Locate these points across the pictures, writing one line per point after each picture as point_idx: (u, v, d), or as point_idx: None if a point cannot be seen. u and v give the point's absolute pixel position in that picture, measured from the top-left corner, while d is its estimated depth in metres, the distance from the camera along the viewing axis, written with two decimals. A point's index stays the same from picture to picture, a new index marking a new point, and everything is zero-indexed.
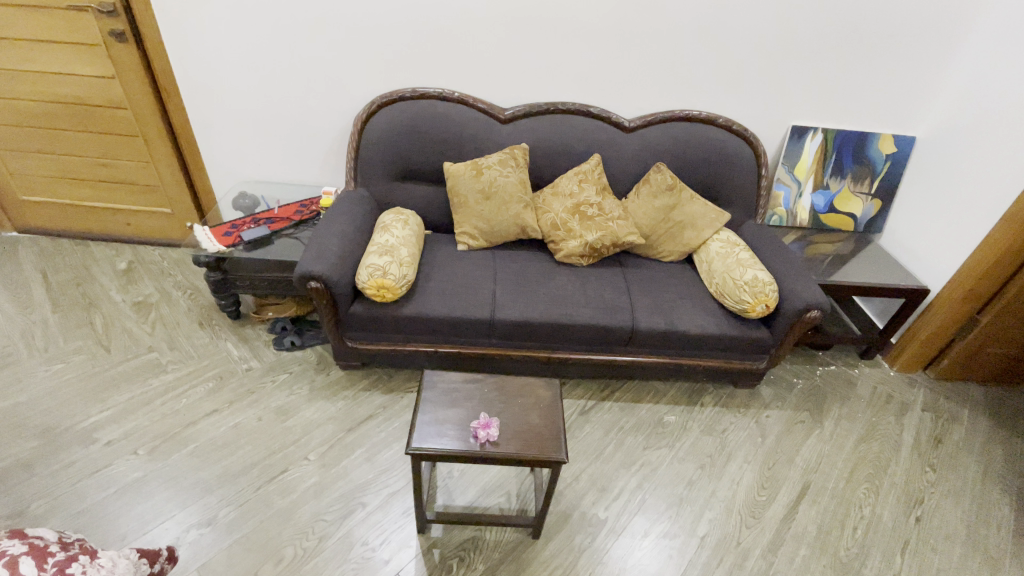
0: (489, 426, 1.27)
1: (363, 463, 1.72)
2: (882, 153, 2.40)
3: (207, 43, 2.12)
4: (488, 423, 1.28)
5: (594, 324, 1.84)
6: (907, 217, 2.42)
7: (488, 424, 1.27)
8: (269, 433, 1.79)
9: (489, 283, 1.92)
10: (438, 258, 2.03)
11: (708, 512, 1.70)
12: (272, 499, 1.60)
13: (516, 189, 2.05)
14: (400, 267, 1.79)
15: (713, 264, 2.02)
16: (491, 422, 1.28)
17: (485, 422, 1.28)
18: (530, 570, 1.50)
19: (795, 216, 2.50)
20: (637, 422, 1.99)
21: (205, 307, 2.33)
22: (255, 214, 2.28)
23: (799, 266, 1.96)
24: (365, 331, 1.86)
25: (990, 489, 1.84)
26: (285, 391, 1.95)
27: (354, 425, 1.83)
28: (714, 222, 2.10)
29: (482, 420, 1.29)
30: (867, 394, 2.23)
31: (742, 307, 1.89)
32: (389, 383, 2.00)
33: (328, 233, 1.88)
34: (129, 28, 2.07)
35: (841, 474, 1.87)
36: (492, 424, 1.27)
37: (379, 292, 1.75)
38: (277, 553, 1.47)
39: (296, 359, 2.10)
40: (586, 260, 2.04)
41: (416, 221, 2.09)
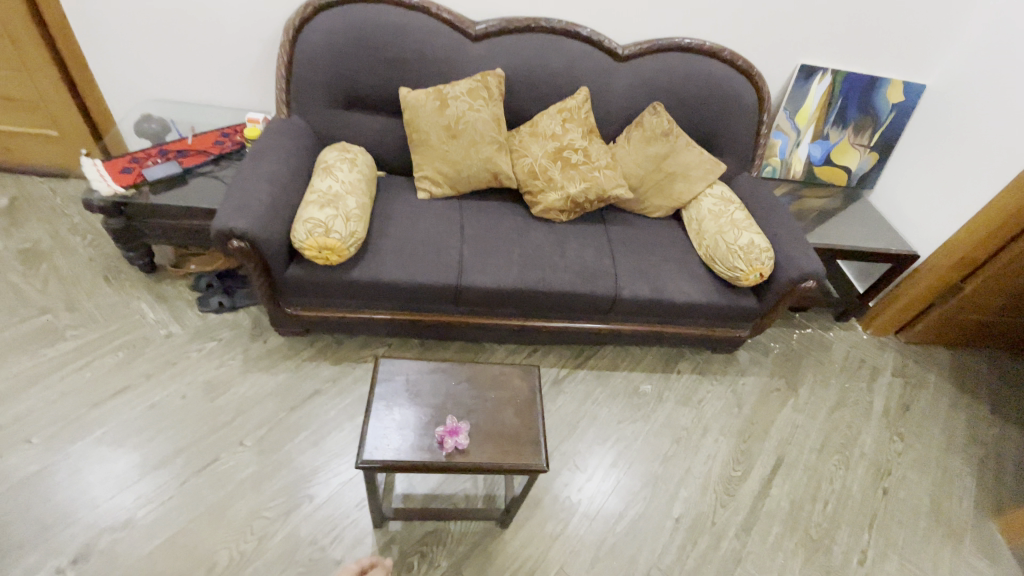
0: (458, 433, 1.08)
1: (310, 448, 1.51)
2: (889, 101, 2.18)
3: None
4: (458, 428, 1.09)
5: (574, 292, 1.63)
6: (903, 173, 2.27)
7: (456, 430, 1.08)
8: (196, 414, 1.54)
9: (455, 242, 1.64)
10: (394, 209, 1.71)
11: (683, 491, 1.64)
12: (203, 494, 1.38)
13: (488, 128, 1.72)
14: (345, 222, 1.48)
15: (705, 224, 1.81)
16: (460, 427, 1.08)
17: (451, 426, 1.09)
18: (498, 563, 1.39)
19: (789, 168, 2.29)
20: (612, 392, 1.86)
21: (111, 256, 1.94)
22: (162, 144, 1.88)
23: (796, 230, 1.79)
24: (307, 296, 1.58)
25: (952, 459, 1.86)
26: (215, 363, 1.68)
27: (298, 403, 1.60)
28: (709, 174, 1.87)
29: (447, 425, 1.10)
30: (840, 359, 2.19)
31: (734, 276, 1.71)
32: (338, 352, 1.75)
33: (257, 176, 1.52)
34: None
35: (813, 445, 1.83)
36: (462, 431, 1.08)
37: (321, 254, 1.45)
38: (210, 558, 1.28)
39: (226, 324, 1.80)
40: (567, 215, 1.78)
41: (366, 161, 1.75)
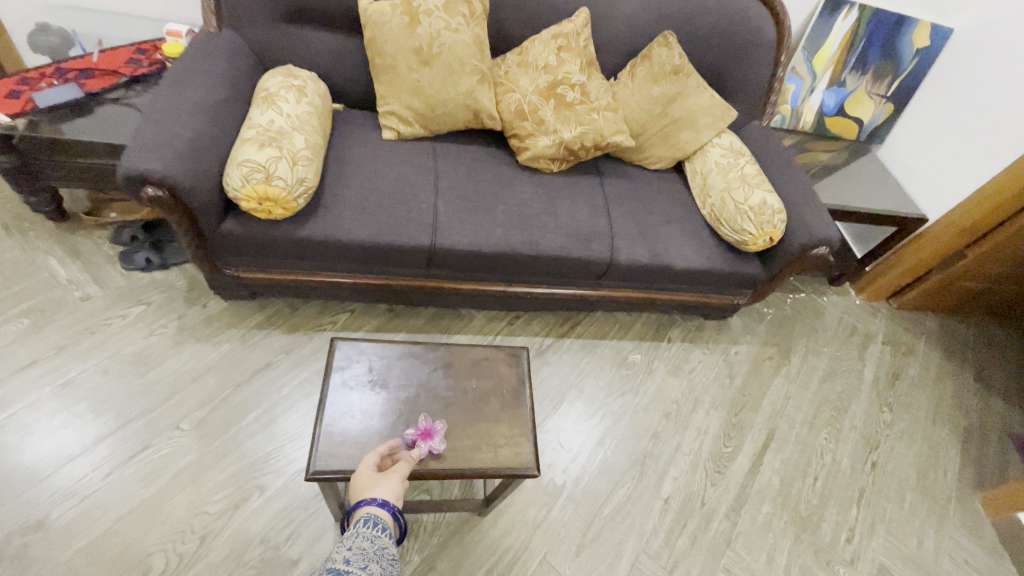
0: (433, 434, 0.91)
1: (259, 432, 1.31)
2: (914, 46, 1.96)
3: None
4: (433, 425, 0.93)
5: (565, 256, 1.43)
6: (917, 128, 2.10)
7: (432, 431, 0.92)
8: (122, 393, 1.31)
9: (427, 194, 1.40)
10: (353, 151, 1.43)
11: (673, 469, 1.54)
12: (132, 489, 1.18)
13: (469, 54, 1.43)
14: (291, 167, 1.21)
15: (711, 179, 1.61)
16: (435, 427, 0.92)
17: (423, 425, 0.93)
18: (476, 555, 1.27)
19: (800, 117, 2.09)
20: (599, 363, 1.71)
21: (9, 201, 1.61)
22: (64, 62, 1.51)
23: (810, 190, 1.61)
24: (249, 256, 1.32)
25: (940, 430, 1.83)
26: (143, 331, 1.43)
27: (244, 379, 1.38)
28: (720, 121, 1.64)
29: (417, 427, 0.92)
30: (833, 325, 2.10)
31: (741, 239, 1.53)
32: (292, 319, 1.52)
33: (177, 106, 1.22)
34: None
35: (805, 418, 1.76)
36: (439, 431, 0.92)
37: (262, 206, 1.19)
38: (142, 564, 1.10)
39: (157, 285, 1.53)
40: (558, 165, 1.54)
41: (319, 91, 1.44)
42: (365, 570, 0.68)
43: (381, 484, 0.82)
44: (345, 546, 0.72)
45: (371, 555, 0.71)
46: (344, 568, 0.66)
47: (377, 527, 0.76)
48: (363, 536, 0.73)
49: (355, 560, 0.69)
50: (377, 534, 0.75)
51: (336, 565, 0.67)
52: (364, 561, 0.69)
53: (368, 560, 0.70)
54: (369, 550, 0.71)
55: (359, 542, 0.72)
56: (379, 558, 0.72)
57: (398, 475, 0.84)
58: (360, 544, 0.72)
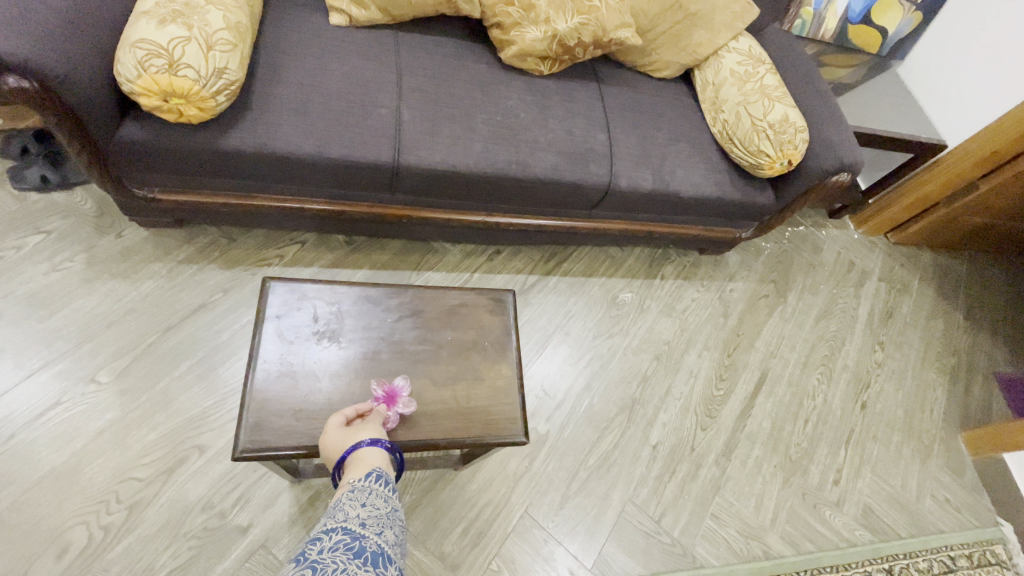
0: (399, 398, 0.76)
1: (196, 385, 1.12)
2: None
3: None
4: (397, 383, 0.77)
5: (555, 180, 1.21)
6: (944, 43, 1.87)
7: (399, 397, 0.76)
8: (22, 339, 1.09)
9: (388, 97, 1.13)
10: (293, 39, 1.13)
11: (663, 415, 1.44)
12: (41, 452, 0.99)
13: None
14: (204, 53, 0.92)
15: (725, 91, 1.37)
16: (398, 389, 0.76)
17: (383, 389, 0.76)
18: (452, 512, 1.16)
19: (821, 24, 1.83)
20: (587, 303, 1.55)
21: None
22: None
23: (835, 107, 1.40)
24: (163, 172, 1.05)
25: (929, 369, 1.78)
26: (43, 266, 1.17)
27: (174, 323, 1.17)
28: (738, 18, 1.39)
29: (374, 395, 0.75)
30: (831, 261, 1.98)
31: (756, 163, 1.33)
32: (232, 252, 1.28)
33: None
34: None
35: (799, 358, 1.67)
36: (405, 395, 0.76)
37: (167, 105, 0.91)
38: (59, 539, 0.94)
39: (59, 210, 1.25)
40: (549, 66, 1.27)
41: None
42: (380, 538, 0.58)
43: (364, 427, 0.71)
44: (357, 503, 0.61)
45: (386, 520, 0.61)
46: (359, 536, 0.56)
47: (387, 483, 0.66)
48: (378, 494, 0.63)
49: (370, 525, 0.59)
50: (389, 494, 0.65)
51: (349, 528, 0.57)
52: (380, 528, 0.59)
53: (384, 526, 0.60)
54: (385, 515, 0.61)
55: (373, 500, 0.62)
56: (392, 521, 0.62)
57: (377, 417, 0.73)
58: (375, 504, 0.62)
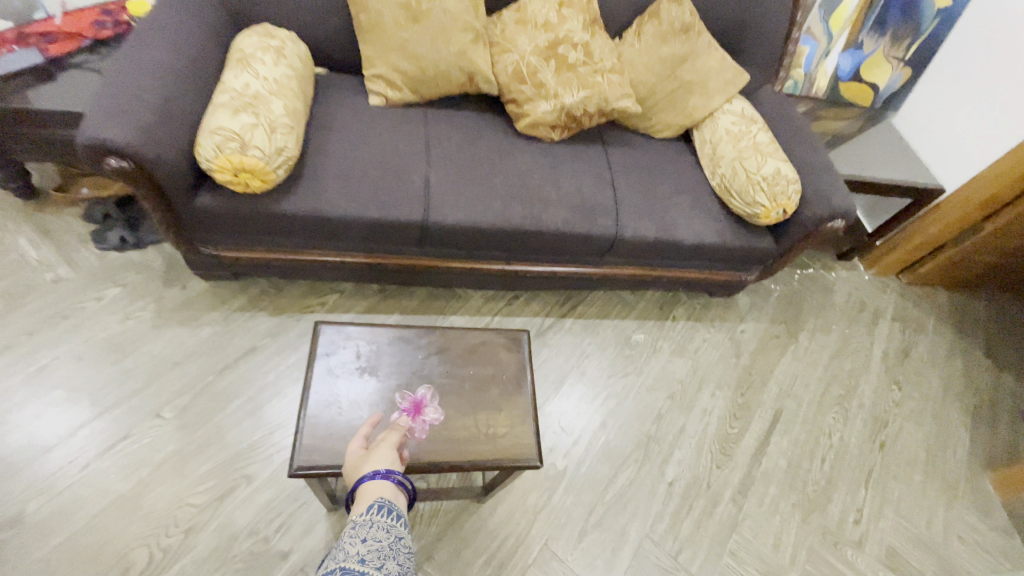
0: (424, 406, 0.89)
1: (245, 420, 1.24)
2: (935, 6, 1.85)
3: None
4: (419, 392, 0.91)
5: (567, 232, 1.34)
6: (935, 95, 1.99)
7: (423, 404, 0.89)
8: (99, 379, 1.24)
9: (419, 165, 1.30)
10: (339, 119, 1.33)
11: (677, 452, 1.49)
12: (110, 480, 1.12)
13: (462, 11, 1.32)
14: (269, 135, 1.11)
15: (722, 148, 1.51)
16: (421, 398, 0.89)
17: (407, 400, 0.89)
18: (475, 544, 1.22)
19: (812, 83, 1.98)
20: (601, 343, 1.65)
21: None
22: (25, 25, 1.39)
23: (826, 159, 1.51)
24: (227, 233, 1.23)
25: (951, 407, 1.78)
26: (118, 315, 1.34)
27: (228, 365, 1.31)
28: (730, 84, 1.54)
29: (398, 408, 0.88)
30: (842, 302, 2.03)
31: (753, 212, 1.44)
32: (279, 301, 1.44)
33: (138, 68, 1.10)
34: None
35: (813, 397, 1.71)
36: (429, 400, 0.90)
37: (237, 178, 1.09)
38: (123, 559, 1.04)
39: (134, 266, 1.43)
40: (559, 133, 1.44)
41: (298, 51, 1.32)
42: (380, 571, 0.63)
43: (375, 458, 0.78)
44: (358, 539, 0.66)
45: (387, 551, 0.66)
46: (359, 573, 0.61)
47: (388, 514, 0.71)
48: (379, 527, 0.69)
49: (369, 560, 0.63)
50: (392, 524, 0.70)
51: (349, 566, 0.62)
52: (380, 562, 0.64)
53: (384, 557, 0.65)
54: (386, 546, 0.66)
55: (373, 534, 0.67)
56: (393, 551, 0.67)
57: (389, 445, 0.80)
58: (377, 537, 0.67)
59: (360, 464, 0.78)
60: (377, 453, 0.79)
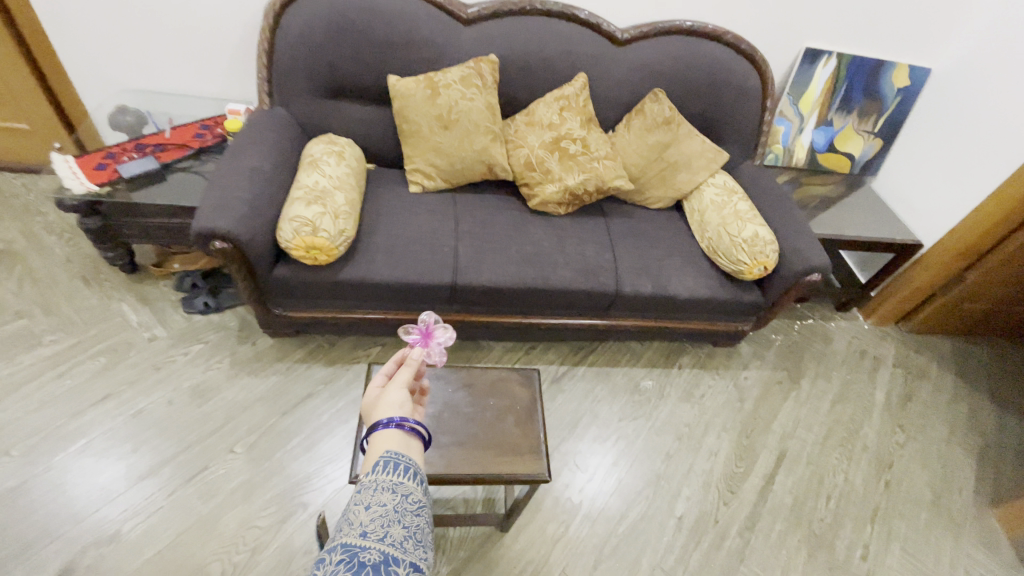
0: (433, 331, 0.99)
1: (302, 455, 1.46)
2: (895, 86, 2.11)
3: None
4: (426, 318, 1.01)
5: (574, 289, 1.58)
6: (907, 162, 2.23)
7: (431, 328, 0.99)
8: (183, 420, 1.47)
9: (449, 238, 1.58)
10: (385, 204, 1.64)
11: (686, 489, 1.61)
12: (192, 505, 1.33)
13: (482, 118, 1.64)
14: (334, 220, 1.41)
15: (708, 215, 1.75)
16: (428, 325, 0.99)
17: (415, 328, 1.01)
18: (500, 568, 1.37)
19: (792, 155, 2.24)
20: (612, 389, 1.82)
21: (91, 256, 1.81)
22: (142, 139, 1.75)
23: (801, 221, 1.73)
24: (295, 298, 1.51)
25: (956, 448, 1.86)
26: (201, 366, 1.60)
27: (289, 408, 1.55)
28: (712, 163, 1.81)
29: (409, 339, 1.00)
30: (842, 350, 2.16)
31: (738, 269, 1.65)
32: (331, 354, 1.70)
33: (237, 171, 1.43)
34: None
35: (816, 439, 1.81)
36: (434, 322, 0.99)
37: (309, 254, 1.38)
38: (202, 571, 1.23)
39: (213, 326, 1.71)
40: (565, 208, 1.72)
41: (355, 153, 1.67)
42: (385, 541, 0.54)
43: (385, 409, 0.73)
44: (360, 505, 0.58)
45: (393, 515, 0.58)
46: (359, 548, 0.52)
47: (394, 472, 0.63)
48: (384, 489, 0.60)
49: (371, 532, 0.54)
50: (398, 481, 0.62)
51: (349, 540, 0.53)
52: (383, 532, 0.55)
53: (390, 522, 0.56)
54: (390, 511, 0.57)
55: (376, 498, 0.59)
56: (399, 515, 0.58)
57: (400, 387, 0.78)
58: (382, 500, 0.59)
59: (373, 402, 0.77)
60: (389, 389, 0.78)
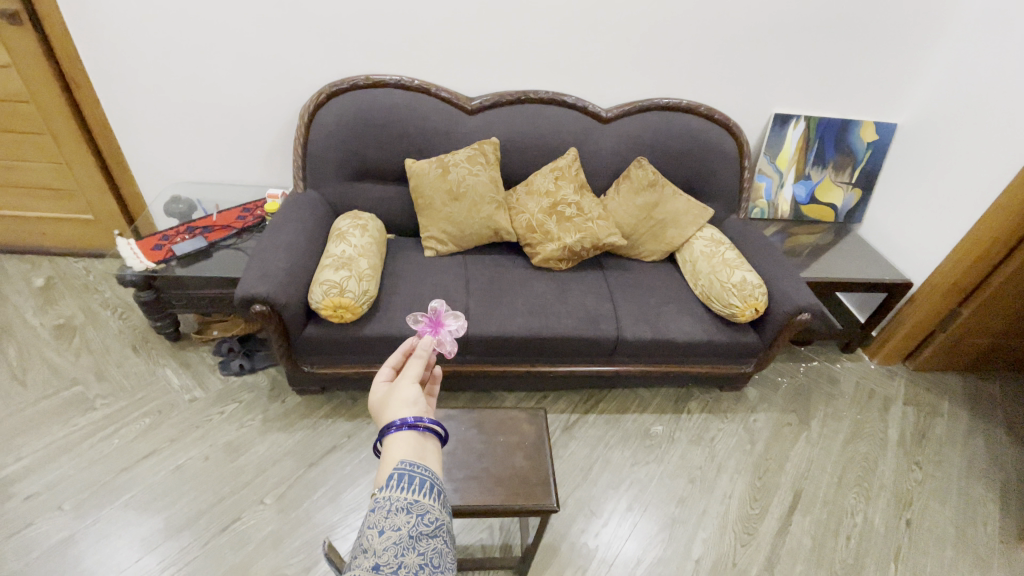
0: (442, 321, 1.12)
1: (327, 504, 1.54)
2: (864, 142, 2.31)
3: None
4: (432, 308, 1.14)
5: (578, 336, 1.70)
6: (887, 208, 2.38)
7: (439, 317, 1.12)
8: (218, 474, 1.58)
9: (460, 295, 1.74)
10: (403, 268, 1.83)
11: (701, 532, 1.63)
12: (225, 554, 1.40)
13: (487, 189, 1.86)
14: (359, 282, 1.58)
15: (699, 265, 1.89)
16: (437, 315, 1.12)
17: (424, 317, 1.12)
18: None
19: (776, 208, 2.41)
20: (623, 435, 1.88)
21: (140, 327, 2.00)
22: (192, 222, 1.99)
23: (786, 266, 1.86)
24: (322, 355, 1.67)
25: (976, 486, 1.87)
26: (236, 424, 1.72)
27: (315, 460, 1.65)
28: (697, 218, 1.98)
29: (418, 327, 1.12)
30: (850, 390, 2.19)
31: (731, 312, 1.77)
32: (354, 409, 1.82)
33: (275, 244, 1.63)
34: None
35: (831, 479, 1.82)
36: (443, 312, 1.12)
37: (337, 313, 1.55)
38: None
39: (247, 387, 1.85)
40: (566, 263, 1.89)
41: (376, 225, 1.88)
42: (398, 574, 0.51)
43: (399, 410, 0.73)
44: (373, 531, 0.54)
45: (408, 541, 0.54)
46: None
47: (410, 492, 0.59)
48: (397, 512, 0.56)
49: (384, 566, 0.51)
50: (414, 501, 0.58)
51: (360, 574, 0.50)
52: (396, 563, 0.51)
53: (403, 551, 0.53)
54: (404, 537, 0.53)
55: (390, 522, 0.55)
56: (415, 542, 0.54)
57: (410, 385, 0.78)
58: (395, 524, 0.55)
59: (384, 399, 0.77)
60: (400, 386, 0.78)
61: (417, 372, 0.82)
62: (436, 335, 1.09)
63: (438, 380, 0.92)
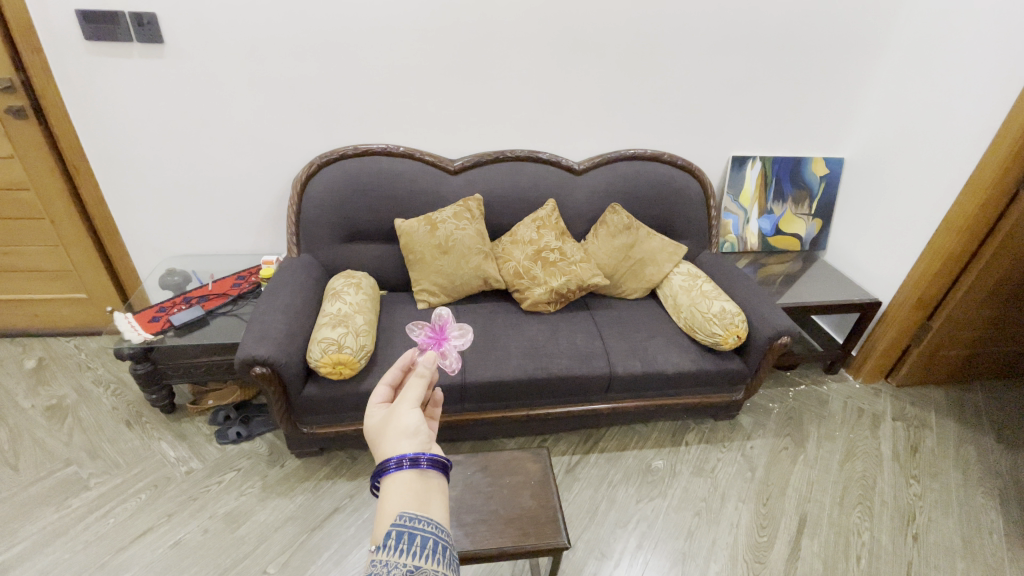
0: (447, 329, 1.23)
1: (333, 569, 1.51)
2: (816, 176, 2.52)
3: (119, 89, 1.86)
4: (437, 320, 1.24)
5: (572, 375, 1.75)
6: (846, 234, 2.55)
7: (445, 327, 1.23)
8: (219, 545, 1.54)
9: None
10: (397, 322, 1.89)
11: (713, 565, 1.62)
12: None
13: (474, 242, 1.96)
14: (356, 338, 1.63)
15: (680, 298, 1.99)
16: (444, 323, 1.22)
17: (427, 329, 1.23)
18: None
19: (745, 241, 2.56)
20: (625, 473, 1.89)
21: (134, 402, 1.99)
22: (188, 292, 2.04)
23: (761, 293, 1.97)
24: (321, 414, 1.68)
25: (974, 495, 1.91)
26: (234, 493, 1.69)
27: (318, 524, 1.62)
28: (673, 256, 2.11)
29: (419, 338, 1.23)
30: (840, 410, 2.25)
31: (715, 341, 1.84)
32: (354, 468, 1.81)
33: (273, 307, 1.68)
34: (17, 75, 1.77)
35: (833, 499, 1.84)
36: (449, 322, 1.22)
37: (336, 369, 1.58)
38: None
39: (245, 454, 1.84)
40: (554, 306, 1.99)
41: (369, 283, 1.96)
42: None
43: (402, 443, 0.76)
44: None
45: None
46: None
47: (410, 561, 0.58)
48: None
49: None
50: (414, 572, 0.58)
51: None
52: None
53: None
54: None
55: None
56: None
57: (409, 415, 0.81)
58: None
59: (386, 425, 0.81)
60: (401, 413, 0.81)
61: (416, 396, 0.85)
62: (440, 348, 1.21)
63: (437, 402, 0.96)
